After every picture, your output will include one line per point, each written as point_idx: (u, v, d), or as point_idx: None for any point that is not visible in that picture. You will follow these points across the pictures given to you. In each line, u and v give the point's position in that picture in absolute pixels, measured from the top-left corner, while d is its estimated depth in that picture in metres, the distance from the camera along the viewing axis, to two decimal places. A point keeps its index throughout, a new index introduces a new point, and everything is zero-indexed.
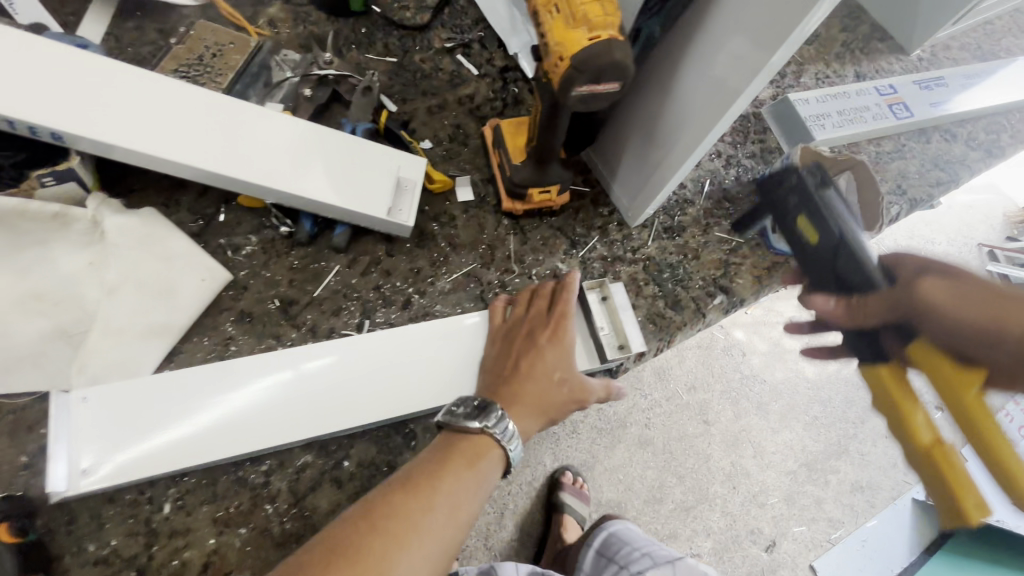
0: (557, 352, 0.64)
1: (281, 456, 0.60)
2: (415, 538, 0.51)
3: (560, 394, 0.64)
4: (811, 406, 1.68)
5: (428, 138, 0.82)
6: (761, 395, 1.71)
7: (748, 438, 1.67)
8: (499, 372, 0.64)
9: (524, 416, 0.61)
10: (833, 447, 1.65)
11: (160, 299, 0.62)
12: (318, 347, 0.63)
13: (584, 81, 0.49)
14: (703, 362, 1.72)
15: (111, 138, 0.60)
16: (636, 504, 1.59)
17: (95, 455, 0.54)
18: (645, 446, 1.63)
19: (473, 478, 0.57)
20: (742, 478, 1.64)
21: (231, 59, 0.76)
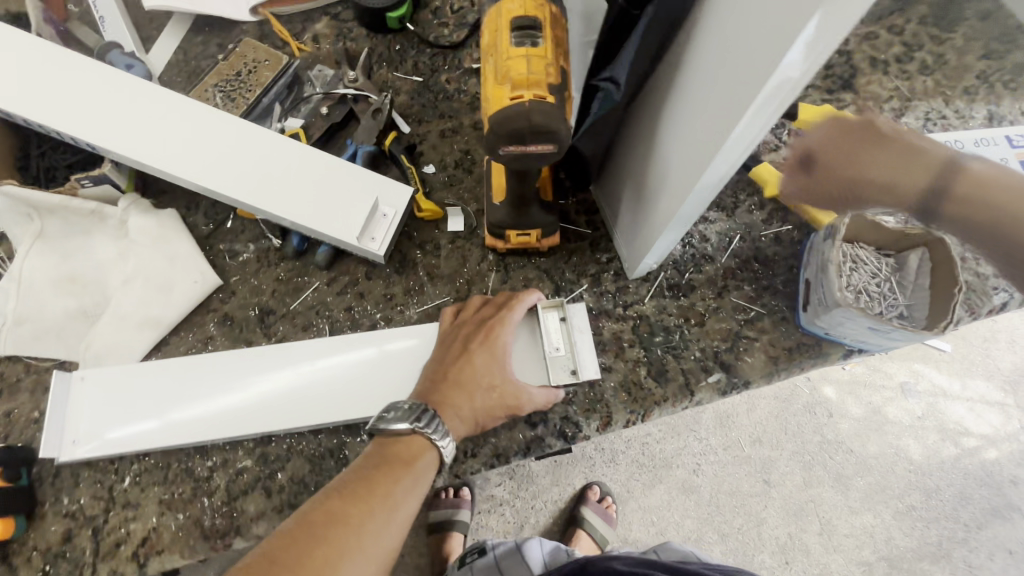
0: (486, 358, 0.62)
1: (226, 455, 0.65)
2: (355, 543, 0.53)
3: (491, 402, 0.60)
4: (908, 494, 1.42)
5: (433, 162, 0.82)
6: (844, 466, 1.44)
7: (816, 512, 1.41)
8: (430, 376, 0.62)
9: (449, 416, 0.59)
10: (931, 548, 1.38)
11: (158, 294, 0.70)
12: (273, 351, 0.67)
13: (507, 142, 0.45)
14: (777, 415, 1.47)
15: (136, 152, 0.69)
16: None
17: (81, 427, 0.64)
18: (689, 493, 1.42)
19: (410, 479, 0.58)
20: (799, 555, 1.38)
21: (263, 76, 0.82)
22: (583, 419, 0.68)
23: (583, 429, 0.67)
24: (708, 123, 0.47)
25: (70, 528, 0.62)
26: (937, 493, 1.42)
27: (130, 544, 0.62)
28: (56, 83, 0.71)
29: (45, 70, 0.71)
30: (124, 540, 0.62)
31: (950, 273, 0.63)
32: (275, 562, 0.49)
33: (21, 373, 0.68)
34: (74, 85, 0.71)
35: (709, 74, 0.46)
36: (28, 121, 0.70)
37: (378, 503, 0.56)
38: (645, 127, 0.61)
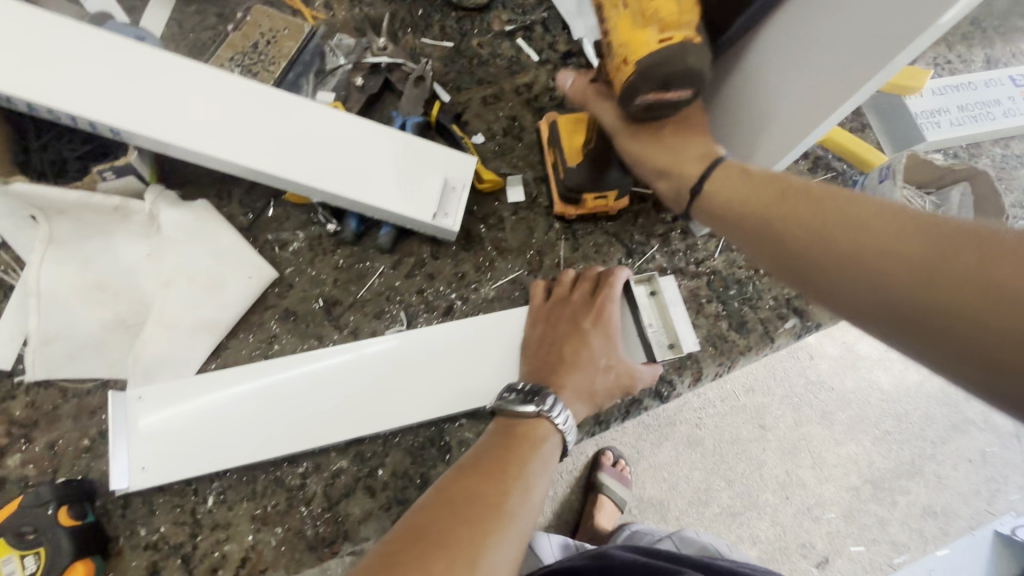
0: (602, 337, 0.61)
1: (317, 460, 0.60)
2: (495, 524, 0.47)
3: (609, 381, 0.60)
4: (881, 419, 1.42)
5: (481, 131, 0.78)
6: (827, 403, 1.42)
7: (808, 447, 1.39)
8: (543, 359, 0.61)
9: (571, 398, 0.58)
10: (905, 467, 1.40)
11: (209, 293, 0.63)
12: (356, 348, 0.62)
13: (650, 89, 0.44)
14: (766, 362, 1.41)
15: (172, 138, 0.62)
16: (679, 506, 1.35)
17: (151, 451, 0.57)
18: (693, 445, 1.37)
19: (538, 462, 0.54)
20: (797, 489, 1.37)
21: (284, 46, 0.75)
22: (676, 377, 0.67)
23: (677, 387, 0.67)
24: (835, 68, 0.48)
25: (156, 560, 0.56)
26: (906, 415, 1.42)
27: (229, 566, 0.56)
28: (54, 62, 0.61)
29: (36, 47, 0.61)
30: (220, 564, 0.56)
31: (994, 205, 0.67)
32: (415, 540, 0.44)
33: (58, 398, 0.60)
34: (78, 65, 0.61)
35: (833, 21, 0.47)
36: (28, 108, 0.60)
37: (512, 482, 0.51)
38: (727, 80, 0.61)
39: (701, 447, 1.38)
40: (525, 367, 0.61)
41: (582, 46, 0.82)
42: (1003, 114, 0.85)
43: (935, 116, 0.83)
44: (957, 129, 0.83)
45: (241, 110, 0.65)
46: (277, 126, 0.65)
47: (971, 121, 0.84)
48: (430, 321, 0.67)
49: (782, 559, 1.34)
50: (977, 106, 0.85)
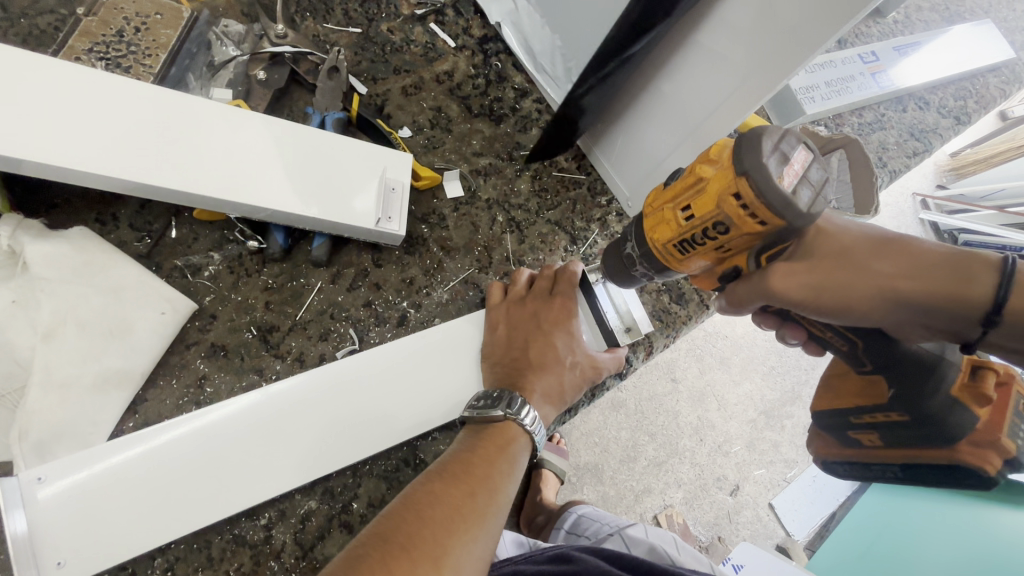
0: (566, 336, 0.61)
1: (281, 506, 0.54)
2: (463, 520, 0.44)
3: (576, 378, 0.59)
4: (768, 357, 1.57)
5: (406, 125, 0.73)
6: (723, 350, 1.56)
7: (713, 393, 1.51)
8: (505, 362, 0.59)
9: (539, 399, 0.57)
10: (788, 393, 1.55)
11: (110, 340, 0.53)
12: (302, 378, 0.56)
13: None
14: None
15: (29, 154, 0.50)
16: (612, 465, 1.39)
17: (68, 539, 0.46)
18: (617, 408, 1.45)
19: (504, 462, 0.51)
20: (709, 431, 1.48)
21: (160, 35, 0.64)
22: (631, 355, 0.70)
23: (633, 363, 0.70)
24: (751, 66, 0.49)
25: None
26: (785, 350, 1.60)
27: None
28: None
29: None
30: None
31: (867, 171, 0.67)
32: (383, 545, 0.40)
33: None
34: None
35: (742, 22, 0.48)
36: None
37: (480, 483, 0.48)
38: (650, 70, 0.60)
39: (624, 408, 1.46)
40: (491, 376, 0.59)
41: (498, 29, 0.79)
42: (857, 88, 0.99)
43: (810, 92, 0.92)
44: (828, 103, 0.93)
45: (117, 115, 0.54)
46: (167, 133, 0.55)
47: (836, 95, 0.95)
48: (383, 334, 0.62)
49: (704, 495, 1.42)
50: (839, 81, 0.97)
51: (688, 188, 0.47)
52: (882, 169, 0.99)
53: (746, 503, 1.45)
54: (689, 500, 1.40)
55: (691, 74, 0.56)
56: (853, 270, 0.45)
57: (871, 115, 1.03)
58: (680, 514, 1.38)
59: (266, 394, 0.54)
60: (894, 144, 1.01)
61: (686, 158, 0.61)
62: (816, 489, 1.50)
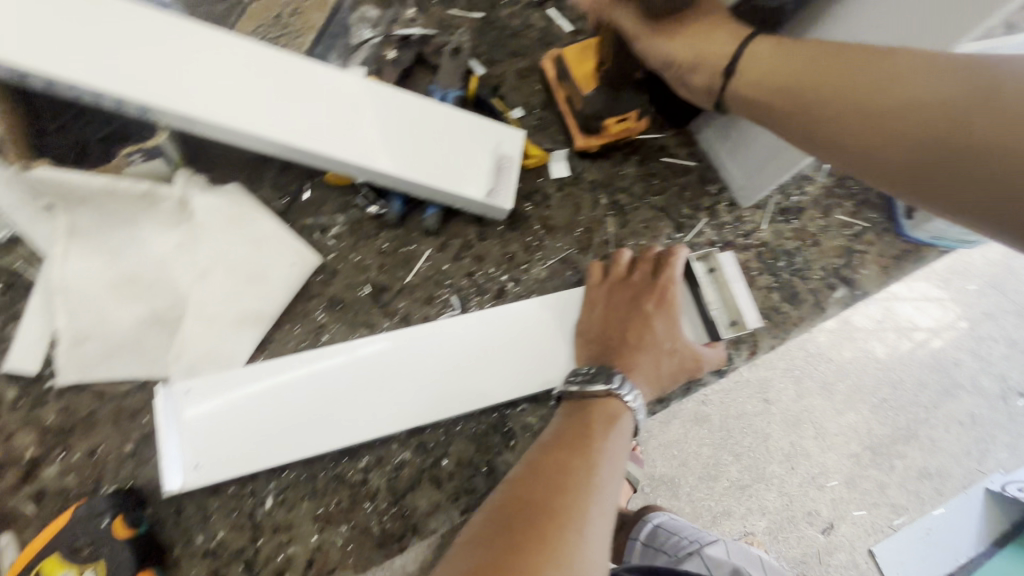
0: (666, 321, 0.58)
1: (378, 453, 0.57)
2: (593, 495, 0.45)
3: (673, 364, 0.57)
4: (877, 388, 1.38)
5: (519, 106, 0.74)
6: (825, 374, 1.38)
7: (810, 418, 1.35)
8: (605, 343, 0.58)
9: (644, 378, 0.56)
10: (901, 432, 1.35)
11: (252, 284, 0.59)
12: (407, 334, 0.59)
13: None
14: None
15: (203, 114, 0.55)
16: (690, 482, 1.30)
17: (205, 448, 0.52)
18: (701, 423, 1.33)
19: (611, 425, 0.51)
20: (802, 459, 1.33)
21: (310, 18, 0.71)
22: (733, 351, 0.67)
23: (735, 361, 0.66)
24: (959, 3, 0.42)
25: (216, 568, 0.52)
26: (898, 382, 1.39)
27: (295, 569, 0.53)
28: (59, 26, 0.52)
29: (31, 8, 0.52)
30: (286, 566, 0.53)
31: None
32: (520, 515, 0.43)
33: (93, 403, 0.55)
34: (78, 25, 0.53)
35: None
36: (21, 76, 0.51)
37: (596, 456, 0.48)
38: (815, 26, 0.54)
39: (708, 422, 1.34)
40: (583, 352, 0.59)
41: None
42: None
43: None
44: None
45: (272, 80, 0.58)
46: (314, 99, 0.59)
47: None
48: (483, 305, 0.64)
49: (790, 528, 1.29)
50: None
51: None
52: None
53: (840, 544, 1.29)
54: (773, 531, 1.28)
55: (904, 31, 0.47)
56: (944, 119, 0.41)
57: None
58: (762, 544, 1.27)
59: (372, 348, 0.59)
60: None
61: None
62: (929, 544, 1.30)
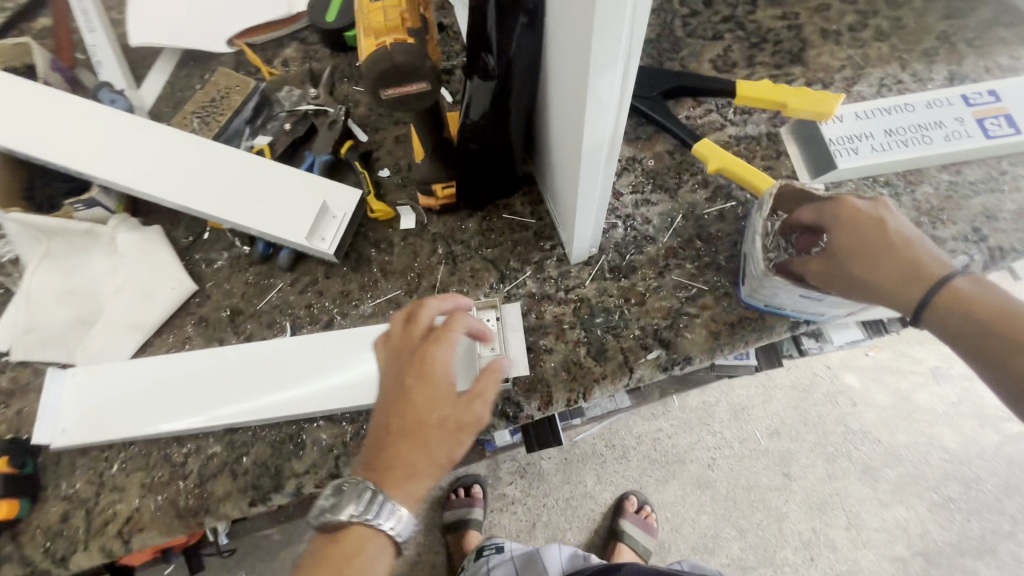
0: (427, 390, 0.60)
1: (199, 442, 0.72)
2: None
3: (444, 434, 0.59)
4: (890, 466, 1.75)
5: (388, 167, 0.86)
6: (874, 459, 1.75)
7: (840, 504, 1.71)
8: (382, 437, 0.60)
9: (423, 463, 0.59)
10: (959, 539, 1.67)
11: (144, 300, 0.79)
12: (236, 350, 0.74)
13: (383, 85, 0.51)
14: (795, 405, 1.81)
15: (121, 180, 0.78)
16: (681, 546, 1.70)
17: (73, 417, 0.71)
18: (703, 488, 1.74)
19: (365, 543, 0.58)
20: (825, 551, 1.67)
21: (233, 101, 0.89)
22: (523, 400, 0.70)
23: (523, 410, 0.70)
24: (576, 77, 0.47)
25: (67, 509, 0.70)
26: (926, 462, 1.75)
27: (118, 522, 0.69)
28: (50, 127, 0.80)
29: (39, 111, 0.81)
30: (112, 519, 0.69)
31: None
32: None
33: (30, 377, 0.77)
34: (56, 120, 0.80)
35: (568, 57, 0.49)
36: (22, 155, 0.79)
37: None
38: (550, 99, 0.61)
39: (713, 493, 1.74)
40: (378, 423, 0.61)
41: None
42: (944, 138, 0.76)
43: (855, 142, 0.77)
44: (882, 156, 0.75)
45: (173, 155, 0.80)
46: (198, 167, 0.79)
47: (902, 146, 0.76)
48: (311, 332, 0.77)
49: None
50: (913, 129, 0.76)
51: (381, 82, 0.51)
52: (979, 242, 0.73)
53: None
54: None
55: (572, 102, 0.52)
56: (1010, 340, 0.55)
57: (979, 172, 0.77)
58: None
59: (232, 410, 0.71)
60: (1012, 212, 0.74)
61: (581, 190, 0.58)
62: None
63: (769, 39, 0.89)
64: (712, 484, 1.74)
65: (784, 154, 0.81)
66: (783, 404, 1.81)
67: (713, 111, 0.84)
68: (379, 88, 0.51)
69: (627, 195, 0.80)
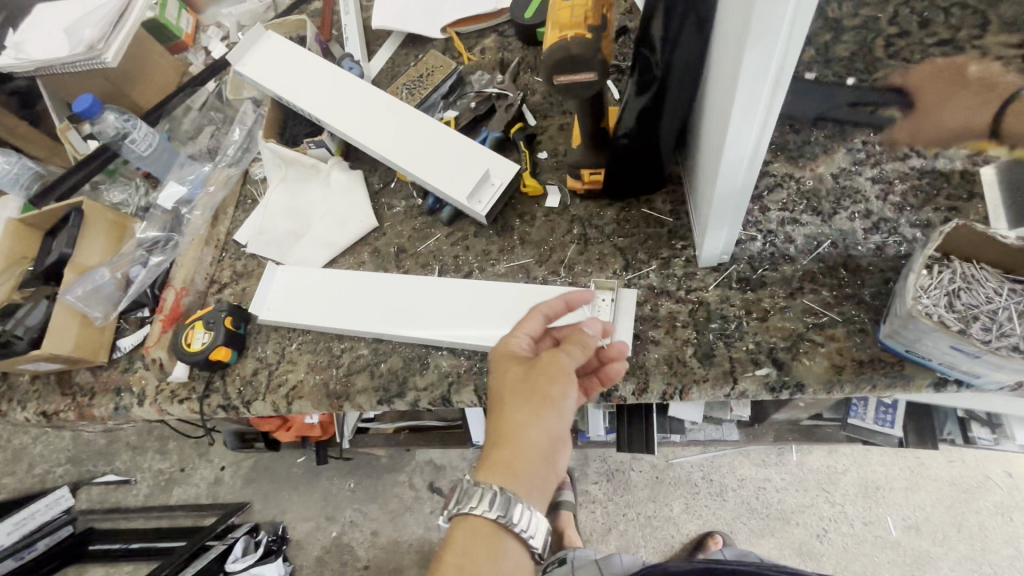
0: (515, 361, 0.67)
1: (353, 343, 0.89)
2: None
3: (518, 374, 0.65)
4: None
5: (547, 150, 0.96)
6: None
7: None
8: (488, 443, 0.65)
9: (532, 427, 0.61)
10: None
11: (338, 226, 0.99)
12: (397, 279, 0.90)
13: (557, 72, 0.60)
14: (950, 504, 1.52)
15: (337, 127, 0.97)
16: None
17: (274, 301, 0.94)
18: (804, 556, 1.56)
19: (492, 539, 0.60)
20: None
21: (436, 77, 1.07)
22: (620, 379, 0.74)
23: (619, 390, 0.74)
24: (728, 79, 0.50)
25: (257, 368, 0.93)
26: None
27: (286, 387, 0.89)
28: (296, 77, 1.02)
29: (290, 62, 1.03)
30: (283, 384, 0.90)
31: None
32: None
33: (255, 266, 1.03)
34: (307, 74, 1.02)
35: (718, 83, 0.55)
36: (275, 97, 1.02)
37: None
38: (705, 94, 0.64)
39: (814, 566, 1.55)
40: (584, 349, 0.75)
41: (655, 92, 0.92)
42: None
43: None
44: None
45: (378, 112, 0.97)
46: (395, 125, 0.96)
47: None
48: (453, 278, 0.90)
49: None
50: None
51: (557, 68, 0.59)
52: None
53: None
54: None
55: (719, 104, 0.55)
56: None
57: None
58: None
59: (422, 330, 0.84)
60: None
61: (720, 190, 0.60)
62: None
63: None
64: (817, 557, 1.55)
65: (976, 196, 0.73)
66: (931, 498, 1.54)
67: (896, 140, 0.79)
68: (553, 74, 0.61)
69: (775, 211, 0.78)
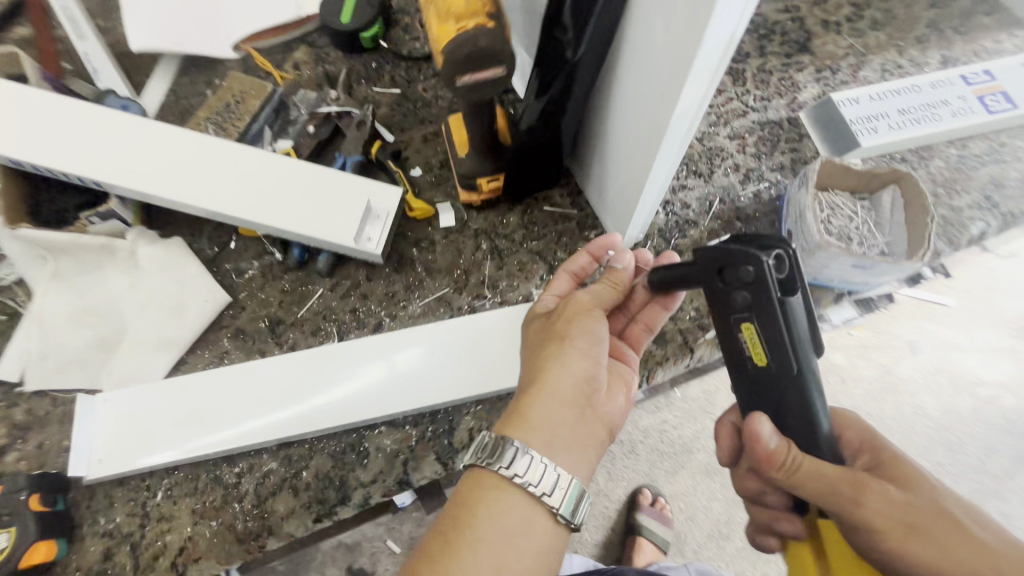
0: (542, 315, 0.66)
1: (251, 460, 0.67)
2: (500, 538, 0.52)
3: (541, 326, 0.64)
4: None
5: (419, 165, 0.85)
6: None
7: None
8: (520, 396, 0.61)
9: (555, 367, 0.58)
10: None
11: (172, 316, 0.74)
12: (288, 359, 0.70)
13: (461, 71, 0.51)
14: None
15: (143, 190, 0.73)
16: (698, 536, 1.70)
17: (108, 444, 0.66)
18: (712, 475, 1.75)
19: (496, 494, 0.53)
20: None
21: (250, 104, 0.86)
22: None
23: None
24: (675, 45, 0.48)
25: (109, 547, 0.64)
26: None
27: (169, 555, 0.64)
28: (59, 134, 0.75)
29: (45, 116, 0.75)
30: (161, 552, 0.64)
31: (918, 207, 0.69)
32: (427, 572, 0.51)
33: (48, 407, 0.71)
34: (77, 127, 0.75)
35: (653, 49, 0.52)
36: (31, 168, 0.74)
37: (462, 532, 0.52)
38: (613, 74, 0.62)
39: (721, 479, 1.75)
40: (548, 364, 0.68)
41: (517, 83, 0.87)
42: (953, 114, 0.82)
43: (872, 122, 0.81)
44: (900, 132, 0.81)
45: (196, 158, 0.75)
46: (225, 170, 0.75)
47: (915, 124, 0.81)
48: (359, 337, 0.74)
49: None
50: (923, 108, 0.82)
51: (460, 67, 0.51)
52: (991, 210, 0.79)
53: None
54: None
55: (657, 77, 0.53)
56: (907, 503, 0.49)
57: (981, 146, 0.83)
58: None
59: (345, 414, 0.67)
60: (1014, 181, 0.80)
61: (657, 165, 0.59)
62: None
63: (776, 31, 0.94)
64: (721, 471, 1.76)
65: (805, 136, 0.85)
66: None
67: (733, 100, 0.88)
68: (456, 74, 0.52)
69: None
